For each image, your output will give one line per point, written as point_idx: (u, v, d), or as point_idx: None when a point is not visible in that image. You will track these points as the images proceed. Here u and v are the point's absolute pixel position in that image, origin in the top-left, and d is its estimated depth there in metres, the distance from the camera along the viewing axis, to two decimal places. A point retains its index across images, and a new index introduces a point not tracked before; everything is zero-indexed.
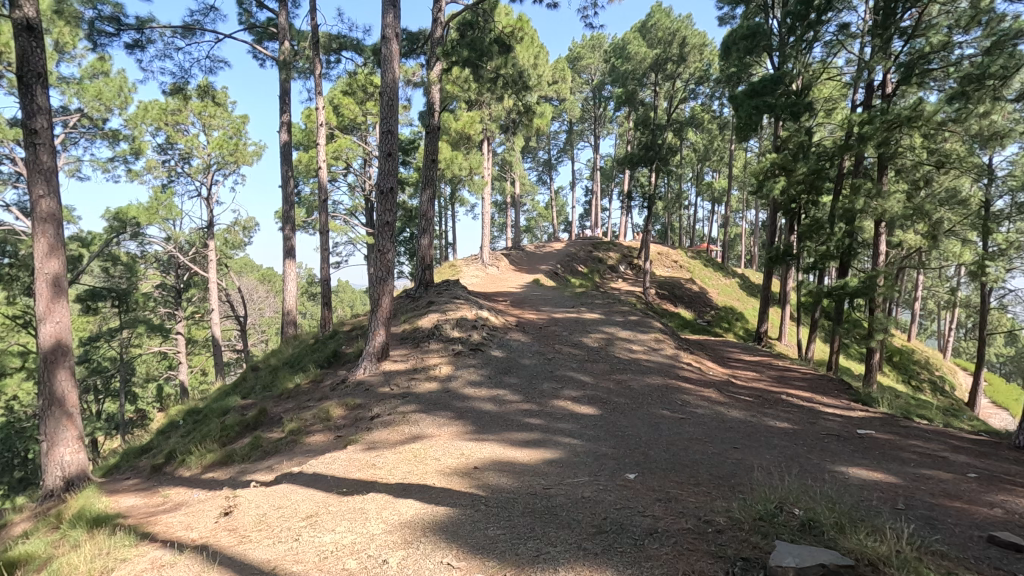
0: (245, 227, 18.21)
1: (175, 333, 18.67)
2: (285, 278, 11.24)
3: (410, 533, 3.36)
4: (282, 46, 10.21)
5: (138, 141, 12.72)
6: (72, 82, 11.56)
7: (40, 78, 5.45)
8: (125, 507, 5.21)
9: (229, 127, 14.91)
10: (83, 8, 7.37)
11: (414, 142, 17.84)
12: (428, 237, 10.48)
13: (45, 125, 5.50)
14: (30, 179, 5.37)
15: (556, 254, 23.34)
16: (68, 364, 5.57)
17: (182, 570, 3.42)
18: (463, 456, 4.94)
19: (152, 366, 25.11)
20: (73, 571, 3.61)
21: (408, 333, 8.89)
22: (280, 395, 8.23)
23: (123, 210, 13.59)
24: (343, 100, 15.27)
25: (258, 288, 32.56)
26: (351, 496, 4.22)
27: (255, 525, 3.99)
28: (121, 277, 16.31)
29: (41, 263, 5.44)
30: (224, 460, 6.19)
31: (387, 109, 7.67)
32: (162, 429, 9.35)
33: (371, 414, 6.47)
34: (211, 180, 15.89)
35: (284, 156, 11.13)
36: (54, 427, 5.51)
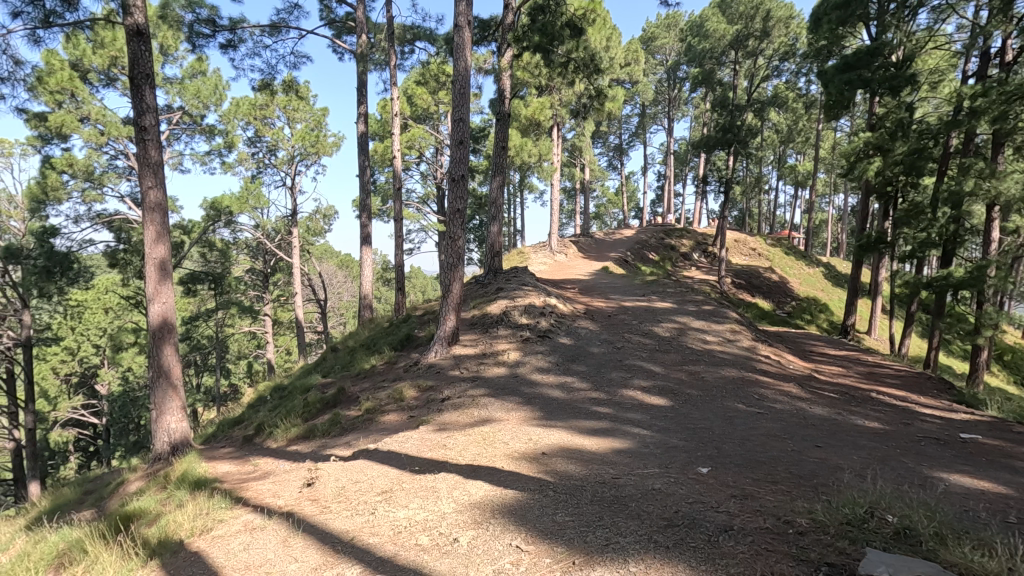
0: (325, 215, 19.12)
1: (264, 314, 20.04)
2: (362, 263, 11.71)
3: (480, 514, 3.44)
4: (359, 39, 10.52)
5: (231, 135, 13.61)
6: (174, 82, 12.55)
7: (148, 79, 5.95)
8: (221, 473, 5.70)
9: (311, 119, 15.66)
10: (184, 11, 7.91)
11: (484, 130, 18.01)
12: (496, 224, 10.60)
13: (153, 122, 6.01)
14: (141, 172, 5.91)
15: (627, 241, 22.92)
16: (174, 339, 6.11)
17: (271, 534, 3.71)
18: (531, 441, 4.99)
19: (244, 344, 27.11)
20: (178, 529, 4.02)
21: (478, 318, 9.04)
22: (356, 376, 8.65)
23: (218, 200, 14.57)
24: (417, 90, 15.61)
25: (338, 273, 34.27)
26: (423, 474, 4.39)
27: (335, 497, 4.24)
28: (216, 262, 17.60)
29: (150, 248, 5.99)
30: (307, 434, 6.61)
31: (459, 97, 7.76)
32: (253, 403, 10.10)
33: (442, 396, 6.66)
34: (295, 171, 16.77)
35: (360, 147, 11.55)
36: (162, 397, 6.10)
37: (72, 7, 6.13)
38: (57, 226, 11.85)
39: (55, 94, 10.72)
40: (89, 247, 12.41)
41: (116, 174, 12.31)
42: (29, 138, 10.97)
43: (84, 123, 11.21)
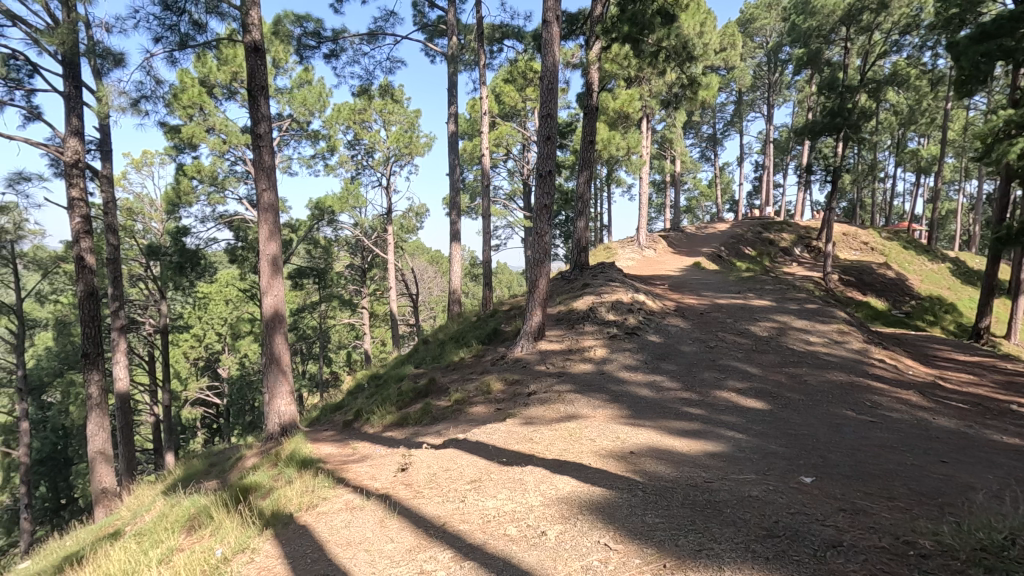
0: (417, 213, 19.92)
1: (361, 307, 21.28)
2: (451, 259, 12.08)
3: (567, 509, 3.45)
4: (450, 41, 10.82)
5: (333, 139, 14.54)
6: (285, 92, 13.62)
7: (263, 90, 6.51)
8: (325, 454, 6.15)
9: (405, 121, 16.36)
10: (293, 27, 8.57)
11: (571, 124, 17.90)
12: (583, 219, 10.52)
13: (266, 130, 6.57)
14: (257, 176, 6.48)
15: (721, 236, 21.86)
16: (283, 329, 6.63)
17: (369, 514, 3.95)
18: (619, 439, 4.91)
19: (344, 335, 28.98)
20: (288, 503, 4.40)
21: (564, 314, 9.03)
22: (446, 368, 8.97)
23: (322, 200, 15.65)
24: (504, 88, 15.80)
25: (429, 269, 35.60)
26: (511, 466, 4.46)
27: (427, 483, 4.43)
28: (320, 258, 18.93)
29: (264, 246, 6.56)
30: (401, 422, 6.96)
31: (547, 93, 7.76)
32: (352, 390, 10.78)
33: (528, 390, 6.73)
34: (390, 171, 17.63)
35: (451, 146, 11.91)
36: (274, 382, 6.68)
37: (201, 30, 6.84)
38: (188, 226, 13.28)
39: (187, 108, 12.02)
40: (214, 245, 13.80)
41: (236, 178, 13.58)
42: (165, 148, 12.37)
43: (210, 133, 12.45)
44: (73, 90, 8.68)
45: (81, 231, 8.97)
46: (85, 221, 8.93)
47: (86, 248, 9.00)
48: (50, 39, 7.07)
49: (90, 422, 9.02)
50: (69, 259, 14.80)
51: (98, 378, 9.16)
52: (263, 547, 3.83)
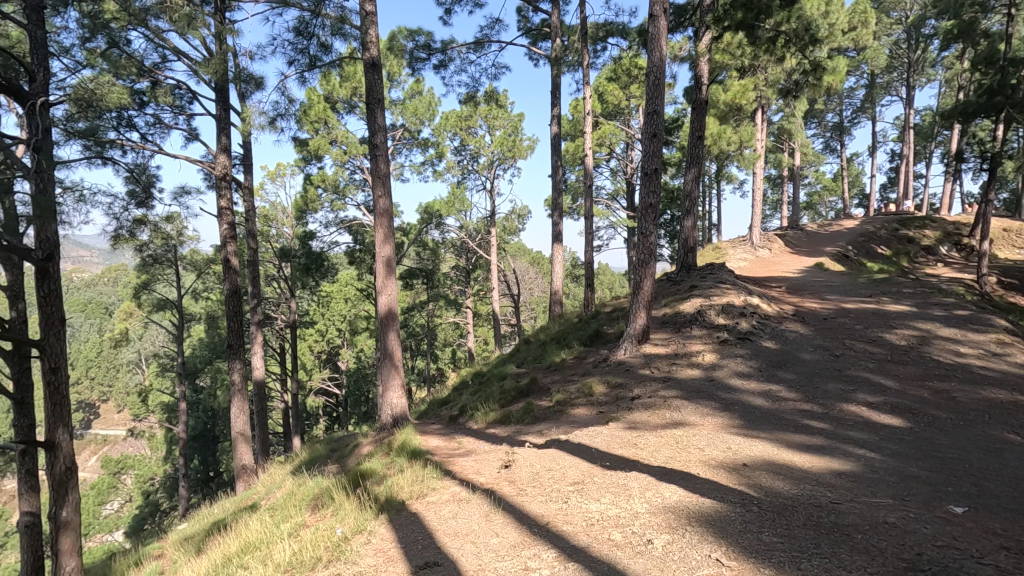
0: (520, 215, 20.23)
1: (466, 307, 22.03)
2: (553, 260, 12.12)
3: (675, 519, 3.33)
4: (553, 43, 10.87)
5: (441, 146, 15.20)
6: (398, 103, 14.49)
7: (380, 103, 6.97)
8: (432, 446, 6.45)
9: (509, 125, 16.69)
10: (407, 41, 9.08)
11: (678, 120, 17.23)
12: (691, 218, 10.10)
13: (382, 139, 7.03)
14: (374, 184, 6.97)
15: (848, 234, 19.88)
16: (396, 327, 7.04)
17: (475, 508, 4.09)
18: (730, 450, 4.64)
19: (449, 333, 30.20)
20: (400, 491, 4.68)
21: (669, 317, 8.71)
22: (548, 368, 9.03)
23: (430, 205, 16.42)
24: (608, 87, 15.59)
25: (530, 270, 35.94)
26: (614, 471, 4.39)
27: (530, 481, 4.50)
28: (428, 259, 19.85)
29: (379, 248, 7.02)
30: (504, 419, 7.11)
31: (653, 89, 7.54)
32: (457, 386, 11.19)
33: (632, 394, 6.58)
34: (494, 175, 18.07)
35: (554, 148, 11.97)
36: (387, 376, 7.13)
37: (327, 51, 7.48)
38: (313, 231, 14.55)
39: (315, 123, 13.20)
40: (335, 248, 14.99)
41: (355, 186, 14.65)
42: (296, 160, 13.65)
43: (333, 145, 13.55)
44: (223, 113, 9.86)
45: (228, 236, 10.17)
46: (231, 227, 10.12)
47: (232, 251, 10.19)
48: (207, 69, 8.09)
49: (234, 406, 10.19)
50: (218, 261, 16.83)
51: (240, 366, 10.33)
52: (378, 530, 4.11)
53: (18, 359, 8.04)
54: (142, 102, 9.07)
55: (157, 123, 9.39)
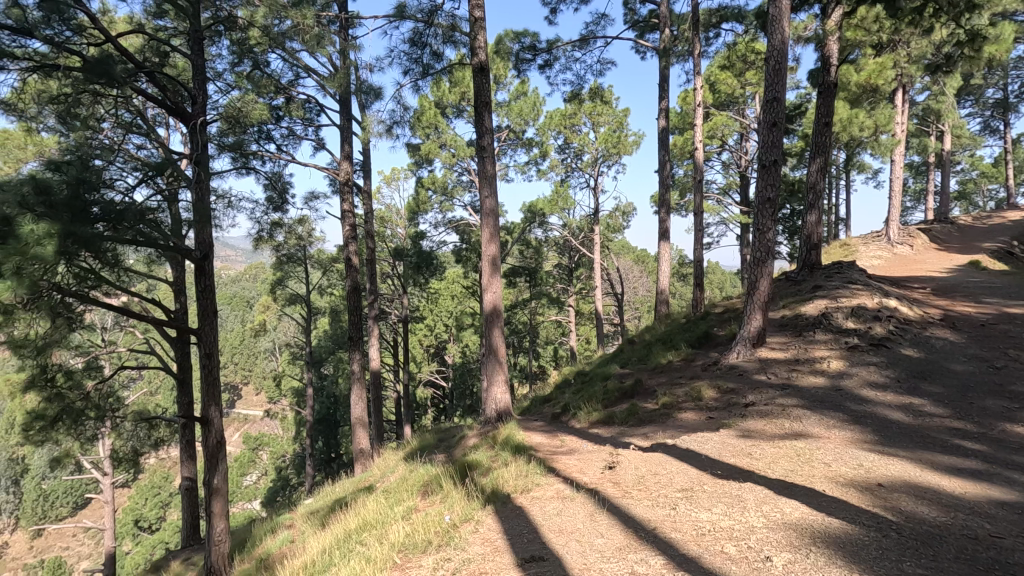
0: (624, 212, 19.80)
1: (568, 305, 22.00)
2: (659, 258, 11.72)
3: (796, 537, 3.09)
4: (662, 33, 10.50)
5: (545, 145, 15.30)
6: (504, 105, 14.81)
7: (486, 105, 7.17)
8: (535, 442, 6.53)
9: (614, 121, 16.39)
10: (513, 44, 9.23)
11: (801, 106, 15.90)
12: (815, 212, 9.29)
13: (489, 141, 7.23)
14: (481, 185, 7.20)
15: (1013, 227, 17.12)
16: (500, 324, 7.20)
17: (579, 507, 4.08)
18: (861, 468, 4.20)
19: (551, 331, 30.33)
20: (505, 484, 4.81)
21: (789, 319, 8.08)
22: (653, 369, 8.77)
23: (534, 204, 16.58)
24: (721, 76, 14.77)
25: (634, 268, 35.07)
26: (726, 480, 4.17)
27: (636, 485, 4.40)
28: (532, 258, 20.07)
29: (485, 247, 7.23)
30: (607, 420, 7.02)
31: (773, 75, 7.02)
32: (559, 384, 11.21)
33: (745, 400, 6.19)
34: (598, 172, 17.85)
35: (661, 142, 11.58)
36: (491, 372, 7.32)
37: (439, 58, 7.82)
38: (424, 231, 15.32)
39: (426, 128, 13.89)
40: (444, 247, 15.67)
41: (462, 187, 15.20)
42: (408, 164, 14.46)
43: (443, 149, 14.17)
44: (346, 123, 10.69)
45: (349, 237, 11.02)
46: (352, 228, 10.95)
47: (353, 250, 11.02)
48: (332, 83, 8.80)
49: (354, 393, 11.02)
50: (340, 259, 18.30)
51: (359, 357, 11.15)
52: (485, 520, 4.25)
53: (182, 345, 9.32)
54: (279, 116, 10.09)
55: (291, 134, 10.39)
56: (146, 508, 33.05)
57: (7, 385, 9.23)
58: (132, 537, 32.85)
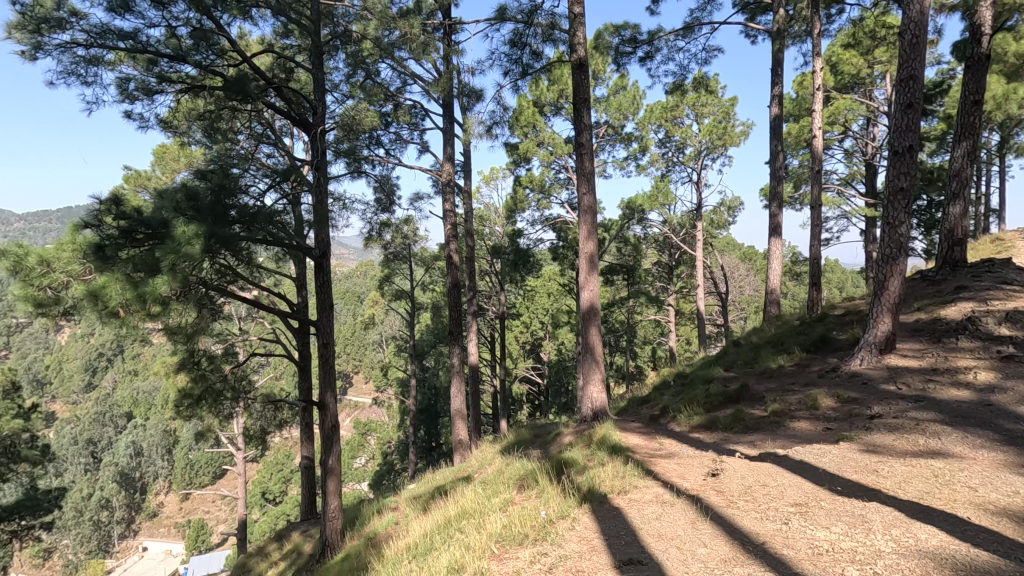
0: (730, 207, 18.72)
1: (668, 304, 21.23)
2: (770, 256, 10.96)
3: (933, 567, 2.76)
4: (776, 14, 9.78)
5: (645, 140, 14.87)
6: (603, 101, 14.61)
7: (585, 102, 7.12)
8: (632, 444, 6.39)
9: (720, 111, 15.56)
10: (612, 37, 9.06)
11: (942, 83, 14.09)
12: (959, 203, 8.21)
13: (587, 137, 7.17)
14: (579, 182, 7.16)
15: None
16: (598, 322, 7.11)
17: (679, 513, 3.95)
18: (1017, 495, 3.65)
19: (649, 331, 29.45)
20: (601, 483, 4.77)
21: (925, 324, 7.21)
22: (761, 374, 8.22)
23: (632, 200, 16.17)
24: (844, 55, 13.50)
25: (740, 265, 33.07)
26: (847, 498, 3.82)
27: (742, 494, 4.17)
28: (630, 255, 19.60)
29: (582, 245, 7.18)
30: (710, 425, 6.70)
31: (909, 50, 6.29)
32: (658, 385, 10.86)
33: (869, 412, 5.62)
34: (701, 165, 17.05)
35: (774, 131, 10.81)
36: (588, 370, 7.26)
37: (538, 58, 7.88)
38: (521, 228, 15.53)
39: (525, 128, 14.06)
40: (540, 245, 15.76)
41: (560, 185, 15.19)
42: (507, 164, 14.74)
43: (540, 147, 14.27)
44: (449, 126, 11.09)
45: (451, 235, 11.44)
46: (453, 227, 11.36)
47: (453, 248, 11.43)
48: (436, 88, 9.18)
49: (453, 386, 11.44)
50: (441, 257, 19.05)
51: (459, 351, 11.55)
52: (581, 518, 4.23)
53: (303, 335, 10.21)
54: (388, 122, 10.71)
55: (398, 139, 10.98)
56: (271, 482, 36.66)
57: (163, 366, 10.64)
58: (260, 507, 36.60)
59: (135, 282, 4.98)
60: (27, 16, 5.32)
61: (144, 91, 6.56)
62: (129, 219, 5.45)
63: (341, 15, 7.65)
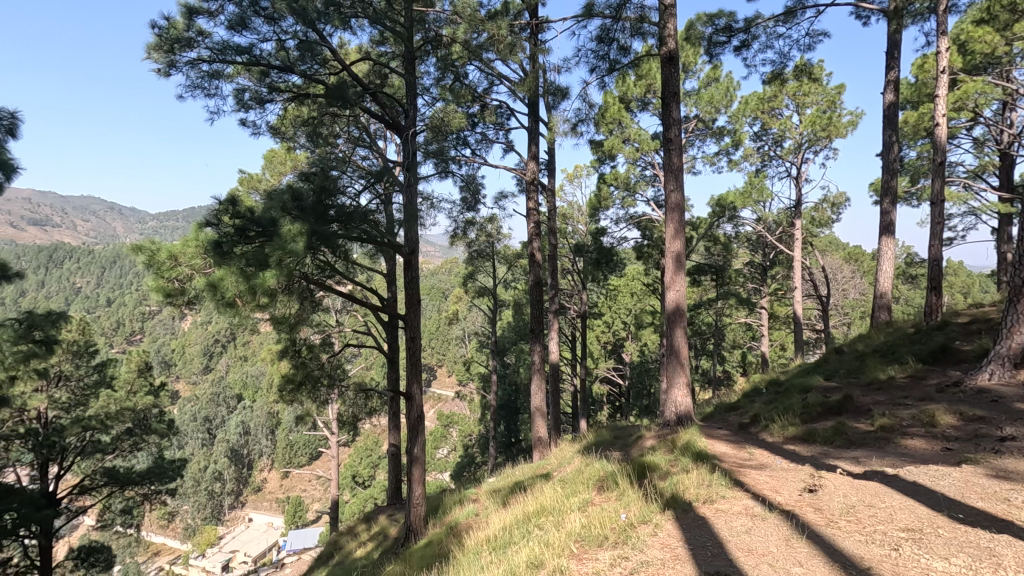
0: (834, 204, 17.33)
1: (761, 307, 20.04)
2: (880, 257, 10.04)
3: None
4: None
5: (739, 133, 14.12)
6: (693, 94, 14.05)
7: (674, 96, 6.91)
8: (719, 452, 6.11)
9: (824, 101, 14.44)
10: (705, 27, 8.68)
11: None
12: None
13: (676, 133, 6.94)
14: (666, 179, 6.94)
15: None
16: (684, 323, 6.85)
17: (771, 528, 3.73)
18: None
19: (739, 335, 27.97)
20: (686, 491, 4.61)
21: None
22: (867, 386, 7.55)
23: (723, 197, 15.41)
24: (975, 33, 12.05)
25: (845, 266, 30.51)
26: (971, 527, 3.42)
27: (844, 514, 3.86)
28: (719, 255, 18.72)
29: (669, 243, 6.96)
30: (807, 437, 6.26)
31: None
32: (749, 392, 10.29)
33: (999, 433, 4.99)
34: (801, 159, 15.92)
35: (887, 120, 9.89)
36: (672, 373, 7.01)
37: (626, 53, 7.73)
38: (605, 227, 15.29)
39: (610, 124, 13.84)
40: (624, 243, 15.44)
41: (646, 182, 14.80)
42: (591, 161, 14.59)
43: (626, 144, 13.98)
44: (534, 125, 11.15)
45: (533, 234, 11.50)
46: (536, 225, 11.42)
47: (536, 246, 11.48)
48: (522, 88, 9.26)
49: (534, 383, 11.51)
50: (524, 255, 19.20)
51: (539, 349, 11.60)
52: (664, 524, 4.11)
53: (391, 328, 10.71)
54: (474, 123, 10.96)
55: (484, 139, 11.20)
56: (361, 466, 38.81)
57: (269, 353, 11.57)
58: (351, 489, 38.91)
59: (247, 275, 5.45)
60: (163, 38, 5.98)
61: (257, 100, 7.17)
62: (243, 218, 5.98)
63: (432, 21, 7.78)
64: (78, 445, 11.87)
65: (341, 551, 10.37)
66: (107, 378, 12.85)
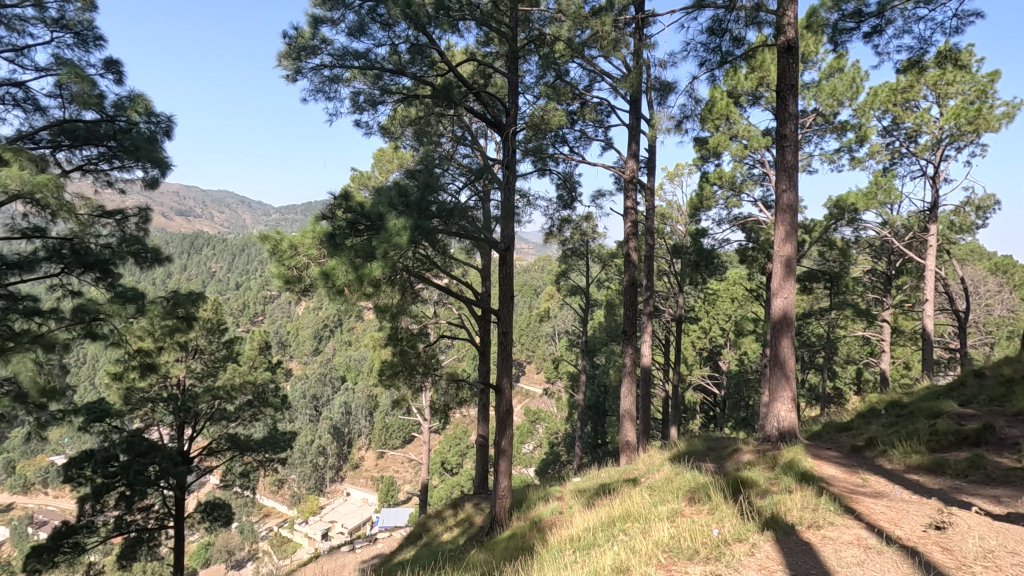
0: (979, 207, 15.26)
1: (881, 320, 18.19)
2: None
3: None
4: None
5: (865, 128, 12.87)
6: (812, 86, 13.03)
7: (792, 88, 6.45)
8: (827, 474, 5.63)
9: (972, 90, 12.75)
10: (830, 14, 7.96)
11: None
12: None
13: (792, 128, 6.48)
14: (778, 177, 6.49)
15: None
16: (791, 333, 6.36)
17: (888, 563, 3.40)
18: None
19: (854, 349, 25.57)
20: (788, 512, 4.32)
21: None
22: (1014, 416, 6.59)
23: (843, 198, 14.10)
24: None
25: (990, 277, 26.80)
26: None
27: (980, 558, 3.42)
28: (835, 261, 17.18)
29: (779, 247, 6.48)
30: (935, 467, 5.60)
31: None
32: (865, 413, 9.36)
33: None
34: (940, 157, 14.18)
35: None
36: (775, 385, 6.51)
37: (740, 44, 7.31)
38: (706, 228, 14.57)
39: (716, 121, 13.23)
40: (726, 246, 14.64)
41: (753, 181, 13.92)
42: (694, 160, 14.02)
43: (733, 141, 13.28)
44: (635, 122, 10.89)
45: (630, 234, 11.23)
46: (633, 224, 11.16)
47: (632, 247, 11.21)
48: (625, 84, 9.07)
49: (624, 385, 11.27)
50: (619, 255, 18.86)
51: (631, 351, 11.32)
52: (762, 545, 3.87)
53: (484, 322, 10.97)
54: (574, 120, 10.93)
55: (583, 136, 11.14)
56: (449, 453, 40.56)
57: (372, 340, 12.31)
58: (440, 474, 40.71)
59: (356, 265, 5.81)
60: (292, 46, 6.57)
61: (370, 102, 7.63)
62: (354, 213, 6.39)
63: (536, 20, 7.77)
64: (209, 411, 13.40)
65: (429, 533, 10.86)
66: (234, 354, 14.33)
